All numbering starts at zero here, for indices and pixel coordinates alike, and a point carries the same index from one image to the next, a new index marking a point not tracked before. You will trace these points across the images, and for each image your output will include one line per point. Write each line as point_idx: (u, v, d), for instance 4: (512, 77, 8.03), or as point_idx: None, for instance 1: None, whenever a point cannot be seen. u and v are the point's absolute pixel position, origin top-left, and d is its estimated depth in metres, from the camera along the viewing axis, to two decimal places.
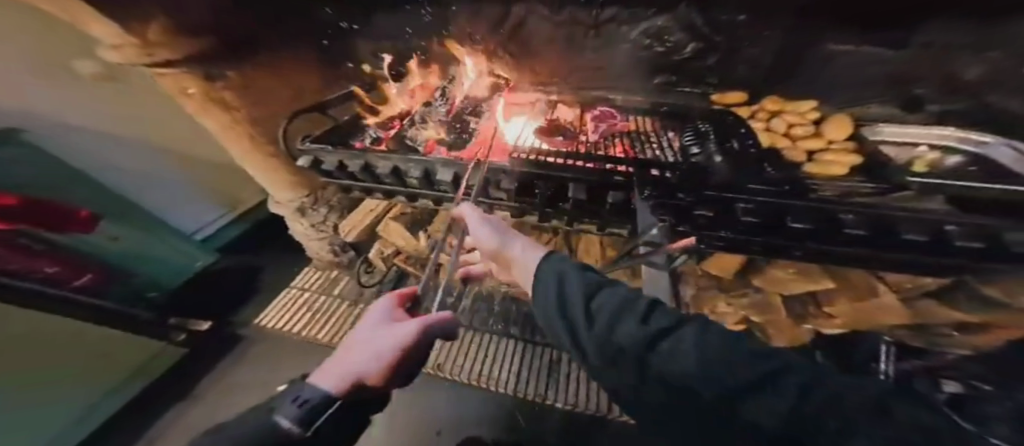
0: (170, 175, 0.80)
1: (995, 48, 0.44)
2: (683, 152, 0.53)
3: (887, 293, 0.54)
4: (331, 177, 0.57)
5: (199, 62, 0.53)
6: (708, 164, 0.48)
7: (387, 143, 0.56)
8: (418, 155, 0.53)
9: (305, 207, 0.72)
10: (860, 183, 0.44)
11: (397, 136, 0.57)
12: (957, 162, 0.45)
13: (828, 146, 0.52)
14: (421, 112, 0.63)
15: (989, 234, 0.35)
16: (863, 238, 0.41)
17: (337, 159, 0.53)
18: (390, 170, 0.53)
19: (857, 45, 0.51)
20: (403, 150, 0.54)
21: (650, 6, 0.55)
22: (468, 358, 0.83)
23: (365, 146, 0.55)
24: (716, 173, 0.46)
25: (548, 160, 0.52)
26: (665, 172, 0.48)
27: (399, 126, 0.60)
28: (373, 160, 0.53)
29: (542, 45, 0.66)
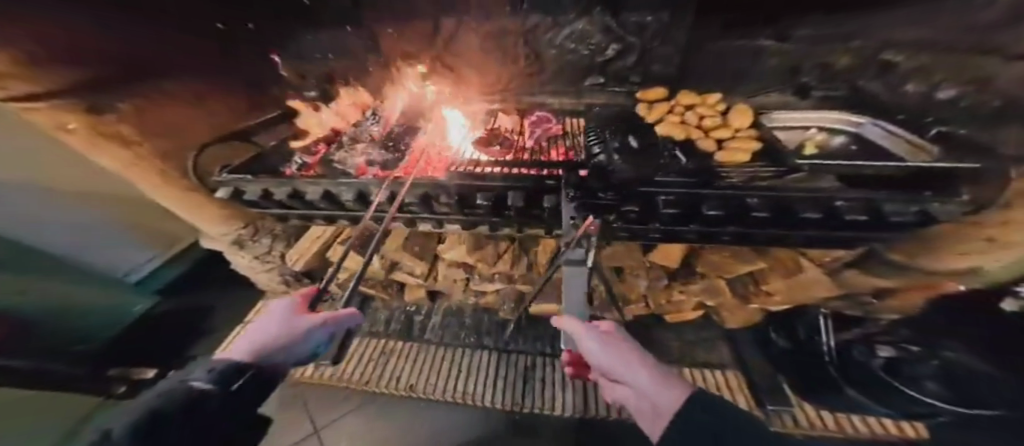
0: (89, 219, 0.49)
1: (857, 37, 0.47)
2: (586, 151, 0.55)
3: (813, 267, 0.57)
4: (259, 208, 0.57)
5: (83, 93, 0.40)
6: (602, 164, 0.51)
7: (315, 168, 0.54)
8: (349, 177, 0.52)
9: (244, 239, 0.68)
10: (761, 167, 0.47)
11: (324, 160, 0.56)
12: (841, 141, 0.54)
13: (732, 135, 0.55)
14: (349, 133, 0.64)
15: (874, 205, 0.39)
16: (771, 217, 0.45)
17: (262, 188, 0.53)
18: (321, 194, 0.53)
19: (750, 39, 0.53)
20: (331, 174, 0.53)
21: (569, 11, 0.55)
22: (441, 376, 0.80)
23: (294, 173, 0.54)
24: (618, 170, 0.49)
25: (482, 170, 0.52)
26: (598, 187, 0.47)
27: (326, 149, 0.59)
28: (301, 186, 0.52)
29: (478, 55, 0.65)
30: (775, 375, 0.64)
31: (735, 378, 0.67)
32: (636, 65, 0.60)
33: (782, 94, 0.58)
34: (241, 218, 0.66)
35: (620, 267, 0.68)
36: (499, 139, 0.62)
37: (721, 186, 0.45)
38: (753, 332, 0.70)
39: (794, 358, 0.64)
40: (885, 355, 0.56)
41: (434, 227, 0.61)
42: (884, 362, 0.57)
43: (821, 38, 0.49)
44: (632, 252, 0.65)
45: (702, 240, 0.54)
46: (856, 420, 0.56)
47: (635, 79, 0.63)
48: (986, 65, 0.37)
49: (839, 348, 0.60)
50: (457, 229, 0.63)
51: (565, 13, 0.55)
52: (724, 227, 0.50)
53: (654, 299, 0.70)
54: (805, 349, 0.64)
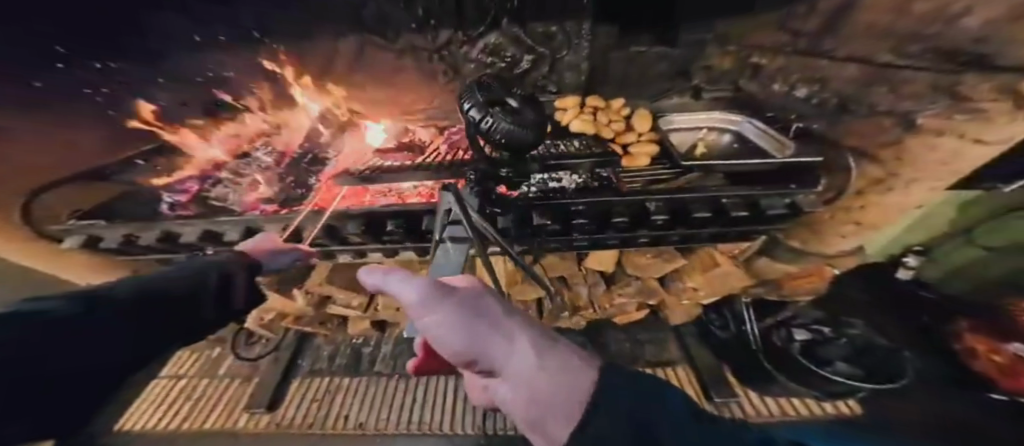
0: None
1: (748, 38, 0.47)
2: (472, 123, 0.45)
3: (726, 260, 0.62)
4: (128, 253, 0.62)
5: None
6: (474, 120, 0.44)
7: (190, 207, 0.58)
8: (233, 216, 0.57)
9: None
10: (661, 169, 0.53)
11: (200, 196, 0.59)
12: (727, 140, 0.60)
13: (636, 138, 0.61)
14: (236, 164, 0.57)
15: (752, 201, 0.52)
16: (671, 217, 0.54)
17: (123, 232, 0.57)
18: (200, 233, 0.59)
19: (649, 44, 0.51)
20: (208, 213, 0.58)
21: (477, 23, 0.50)
22: (392, 409, 0.61)
23: (166, 214, 0.57)
24: (516, 133, 0.43)
25: (376, 178, 0.51)
26: (500, 169, 0.50)
27: (198, 184, 0.58)
28: (173, 226, 0.58)
29: (387, 76, 0.55)
30: (721, 365, 0.62)
31: (687, 374, 0.63)
32: (550, 74, 0.58)
33: (682, 96, 0.58)
34: (128, 265, 0.64)
35: (561, 277, 0.64)
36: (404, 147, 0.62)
37: (629, 190, 0.51)
38: (696, 325, 0.68)
39: (722, 347, 0.64)
40: (802, 338, 0.61)
41: (352, 256, 0.60)
42: (803, 344, 0.60)
43: (699, 43, 0.50)
44: (566, 260, 0.62)
45: (621, 244, 0.59)
46: (796, 402, 0.56)
47: (552, 89, 0.60)
48: (825, 69, 0.44)
49: (762, 334, 0.63)
50: (379, 256, 0.62)
51: (473, 24, 0.50)
52: (634, 232, 0.56)
53: (598, 304, 0.67)
54: (738, 339, 0.64)
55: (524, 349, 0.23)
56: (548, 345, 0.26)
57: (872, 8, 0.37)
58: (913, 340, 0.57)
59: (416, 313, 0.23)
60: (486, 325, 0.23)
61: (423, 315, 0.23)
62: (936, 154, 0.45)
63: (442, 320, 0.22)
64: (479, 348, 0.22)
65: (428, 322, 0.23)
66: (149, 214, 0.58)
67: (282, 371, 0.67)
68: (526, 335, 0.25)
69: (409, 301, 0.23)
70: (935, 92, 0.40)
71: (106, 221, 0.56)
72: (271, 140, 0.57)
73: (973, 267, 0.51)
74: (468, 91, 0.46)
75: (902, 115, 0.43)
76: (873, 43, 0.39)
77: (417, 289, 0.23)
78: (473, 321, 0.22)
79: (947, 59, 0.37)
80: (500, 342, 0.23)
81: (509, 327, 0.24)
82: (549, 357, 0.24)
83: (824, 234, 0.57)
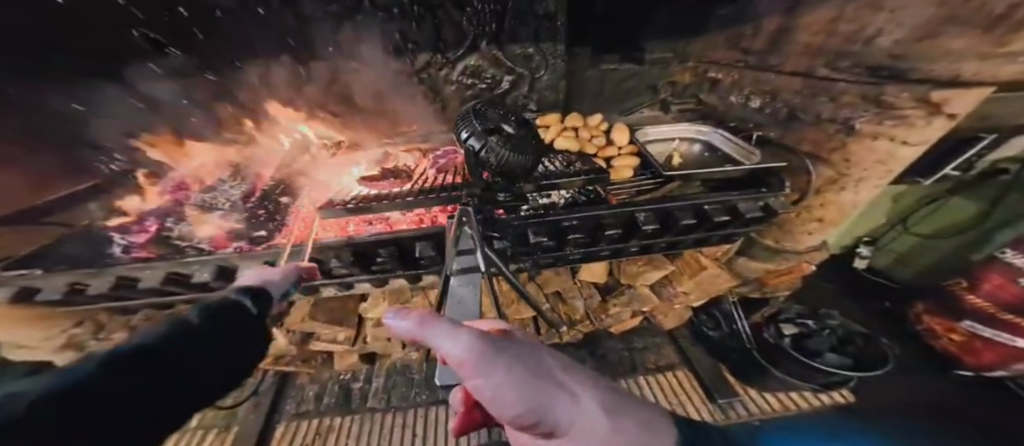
0: None
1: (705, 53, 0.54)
2: (467, 152, 0.46)
3: (713, 263, 0.63)
4: (68, 306, 0.48)
5: None
6: (473, 149, 0.45)
7: (149, 248, 0.49)
8: (202, 254, 0.48)
9: (81, 341, 0.53)
10: (643, 181, 0.54)
11: (160, 238, 0.51)
12: (698, 149, 0.59)
13: (618, 152, 0.59)
14: (201, 198, 0.54)
15: (732, 208, 0.52)
16: (661, 227, 0.52)
17: (67, 281, 0.46)
18: (161, 280, 0.47)
19: (618, 62, 0.58)
20: (172, 254, 0.48)
21: (455, 46, 0.53)
22: None
23: (116, 258, 0.48)
24: (513, 154, 0.44)
25: (369, 204, 0.47)
26: (497, 194, 0.47)
27: (161, 224, 0.52)
28: (129, 271, 0.47)
29: (369, 101, 0.58)
30: (713, 362, 0.64)
31: (687, 377, 0.64)
32: (530, 93, 0.60)
33: (652, 109, 0.63)
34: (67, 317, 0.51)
35: (555, 291, 0.64)
36: (388, 173, 0.58)
37: (615, 203, 0.51)
38: (690, 328, 0.69)
39: (714, 347, 0.66)
40: (790, 332, 0.64)
41: (340, 289, 0.55)
42: (791, 340, 0.63)
43: (662, 59, 0.56)
44: (561, 275, 0.63)
45: (613, 255, 0.56)
46: (795, 396, 0.59)
47: (533, 107, 0.61)
48: (773, 81, 0.52)
49: (752, 331, 0.66)
50: (368, 287, 0.57)
51: (454, 48, 0.54)
52: (627, 244, 0.54)
53: (593, 316, 0.67)
54: (732, 337, 0.67)
55: (594, 409, 0.14)
56: (615, 395, 0.15)
57: (807, 28, 0.46)
58: (888, 326, 0.63)
59: (471, 378, 0.14)
60: (554, 381, 0.14)
61: (483, 386, 0.13)
62: (877, 155, 0.50)
63: (505, 390, 0.13)
64: (549, 413, 0.13)
65: (485, 392, 0.13)
66: (89, 257, 0.48)
67: (263, 419, 0.62)
68: (589, 377, 0.16)
69: (459, 366, 0.13)
70: (865, 102, 0.47)
71: (43, 270, 0.45)
72: (234, 170, 0.57)
73: (917, 254, 0.58)
74: (467, 121, 0.48)
75: (844, 122, 0.49)
76: (808, 59, 0.48)
77: (475, 353, 0.13)
78: (546, 376, 0.14)
79: (872, 72, 0.44)
80: (573, 404, 0.14)
81: (576, 382, 0.15)
82: (616, 406, 0.14)
83: (795, 232, 0.61)
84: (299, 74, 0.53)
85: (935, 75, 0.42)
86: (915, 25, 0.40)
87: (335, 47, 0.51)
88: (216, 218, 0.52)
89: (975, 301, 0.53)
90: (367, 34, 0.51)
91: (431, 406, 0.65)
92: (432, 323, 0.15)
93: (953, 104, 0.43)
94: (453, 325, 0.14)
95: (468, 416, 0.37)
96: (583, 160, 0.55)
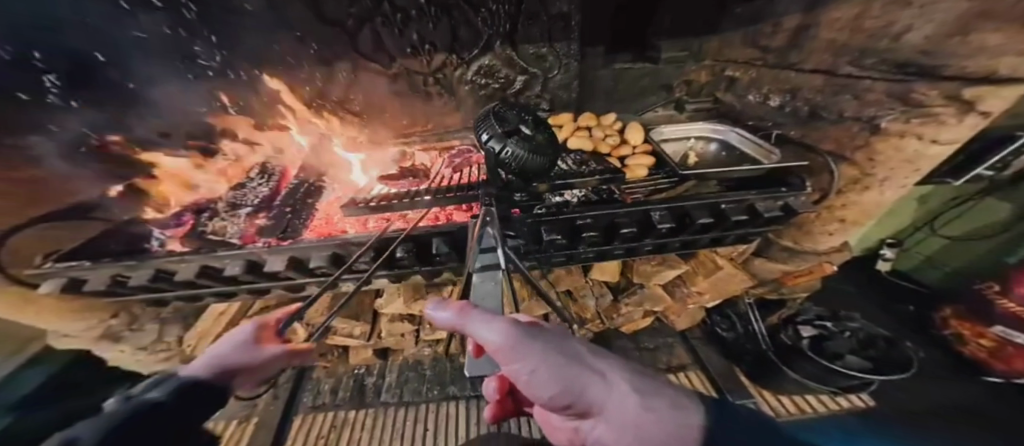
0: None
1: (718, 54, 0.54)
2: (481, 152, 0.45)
3: (728, 263, 0.62)
4: (110, 295, 0.52)
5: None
6: (494, 152, 0.44)
7: (183, 242, 0.51)
8: (231, 249, 0.50)
9: (116, 332, 0.58)
10: (657, 180, 0.53)
11: (193, 231, 0.53)
12: (713, 147, 0.60)
13: (632, 151, 0.58)
14: (230, 196, 0.57)
15: (749, 207, 0.52)
16: (676, 227, 0.52)
17: (110, 272, 0.49)
18: (196, 272, 0.50)
19: (632, 60, 0.58)
20: (205, 248, 0.50)
21: (470, 46, 0.54)
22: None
23: (154, 251, 0.51)
24: (523, 154, 0.43)
25: (388, 202, 0.47)
26: (514, 194, 0.47)
27: (195, 219, 0.55)
28: (164, 264, 0.50)
29: (385, 101, 0.59)
30: (731, 367, 0.64)
31: (699, 378, 0.64)
32: (543, 93, 0.60)
33: (666, 109, 0.63)
34: (108, 308, 0.56)
35: (567, 289, 0.65)
36: (406, 172, 0.60)
37: (630, 202, 0.50)
38: (703, 328, 0.70)
39: (728, 348, 0.67)
40: (809, 334, 0.64)
41: (358, 284, 0.56)
42: (811, 341, 0.63)
43: (676, 59, 0.56)
44: (573, 273, 0.63)
45: (627, 254, 0.56)
46: (810, 399, 0.58)
47: (545, 106, 0.62)
48: (793, 79, 0.51)
49: (769, 333, 0.65)
50: (385, 283, 0.58)
51: (468, 48, 0.54)
52: (641, 244, 0.54)
53: (604, 315, 0.67)
54: (745, 338, 0.67)
55: (626, 390, 0.13)
56: (645, 379, 0.14)
57: (829, 26, 0.44)
58: (914, 334, 0.61)
59: (508, 363, 0.15)
60: (582, 363, 0.14)
61: (519, 368, 0.14)
62: (903, 154, 0.49)
63: (538, 372, 0.14)
64: (580, 395, 0.13)
65: (522, 375, 0.15)
66: (123, 251, 0.50)
67: (282, 409, 0.64)
68: (616, 362, 0.15)
69: (498, 352, 0.15)
70: (891, 100, 0.45)
71: (92, 261, 0.48)
72: (267, 168, 0.61)
73: (945, 257, 0.55)
74: (486, 122, 0.47)
75: (867, 121, 0.48)
76: (830, 57, 0.47)
77: (510, 339, 0.14)
78: (575, 359, 0.14)
79: (898, 69, 0.43)
80: (604, 385, 0.13)
81: (605, 365, 0.15)
82: (651, 389, 0.13)
83: (815, 233, 0.60)
84: (319, 75, 0.55)
85: (967, 72, 0.40)
86: (944, 21, 0.38)
87: (354, 49, 0.52)
88: (243, 215, 0.55)
89: (1010, 307, 0.50)
90: (384, 34, 0.52)
91: (441, 401, 0.66)
92: (471, 313, 0.16)
93: (986, 102, 0.41)
94: (491, 315, 0.16)
95: (501, 404, 0.40)
96: (596, 159, 0.56)
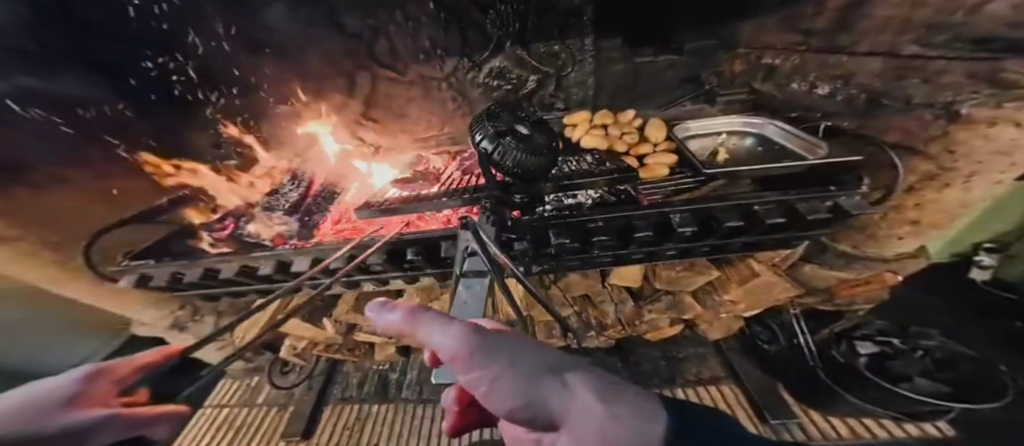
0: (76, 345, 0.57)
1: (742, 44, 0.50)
2: (483, 158, 0.44)
3: (768, 271, 0.56)
4: (170, 290, 0.59)
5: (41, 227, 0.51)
6: (486, 152, 0.44)
7: (226, 244, 0.57)
8: (269, 249, 0.54)
9: (183, 322, 0.63)
10: (683, 180, 0.49)
11: (233, 234, 0.58)
12: (747, 143, 0.57)
13: (654, 149, 0.58)
14: (264, 202, 0.60)
15: (788, 209, 0.46)
16: (701, 230, 0.47)
17: (171, 270, 0.56)
18: (236, 271, 0.55)
19: (653, 55, 0.52)
20: (245, 249, 0.55)
21: (482, 48, 0.54)
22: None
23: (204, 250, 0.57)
24: (532, 155, 0.43)
25: (397, 205, 0.50)
26: (514, 195, 0.48)
27: (234, 223, 0.59)
28: (212, 263, 0.55)
29: (401, 107, 0.60)
30: (773, 383, 0.57)
31: (734, 394, 0.58)
32: (557, 92, 0.59)
33: (694, 102, 0.57)
34: (174, 300, 0.61)
35: (585, 294, 0.61)
36: (418, 176, 0.61)
37: (647, 204, 0.47)
38: (741, 340, 0.62)
39: (770, 363, 0.59)
40: (868, 352, 0.55)
41: (376, 284, 0.57)
42: (870, 359, 0.55)
43: (702, 48, 0.50)
44: (589, 279, 0.59)
45: (648, 258, 0.53)
46: (869, 424, 0.51)
47: (560, 106, 0.61)
48: (845, 64, 0.44)
49: (818, 348, 0.57)
50: (402, 284, 0.59)
51: (479, 51, 0.54)
52: (662, 247, 0.50)
53: (626, 322, 0.63)
54: (793, 352, 0.58)
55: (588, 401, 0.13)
56: (604, 391, 0.14)
57: (885, 2, 0.37)
58: (1013, 356, 0.51)
59: (462, 374, 0.13)
60: (547, 372, 0.13)
61: (479, 379, 0.12)
62: (995, 145, 0.42)
63: (506, 384, 0.12)
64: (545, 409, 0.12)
65: (480, 387, 0.12)
66: (181, 251, 0.57)
67: (313, 400, 0.67)
68: (577, 374, 0.15)
69: (457, 357, 0.13)
70: (973, 81, 0.38)
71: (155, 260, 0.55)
72: (295, 173, 0.63)
73: None
74: (479, 123, 0.46)
75: (943, 107, 0.41)
76: (888, 37, 0.39)
77: (475, 343, 0.12)
78: (542, 367, 0.13)
79: (978, 47, 0.37)
80: (569, 395, 0.12)
81: (569, 377, 0.14)
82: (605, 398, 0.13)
83: (881, 236, 0.53)
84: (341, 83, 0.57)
85: None
86: None
87: (370, 58, 0.54)
88: (273, 219, 0.59)
89: None
90: (398, 43, 0.53)
91: None
92: (423, 314, 0.15)
93: None
94: (445, 318, 0.14)
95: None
96: (613, 160, 0.56)
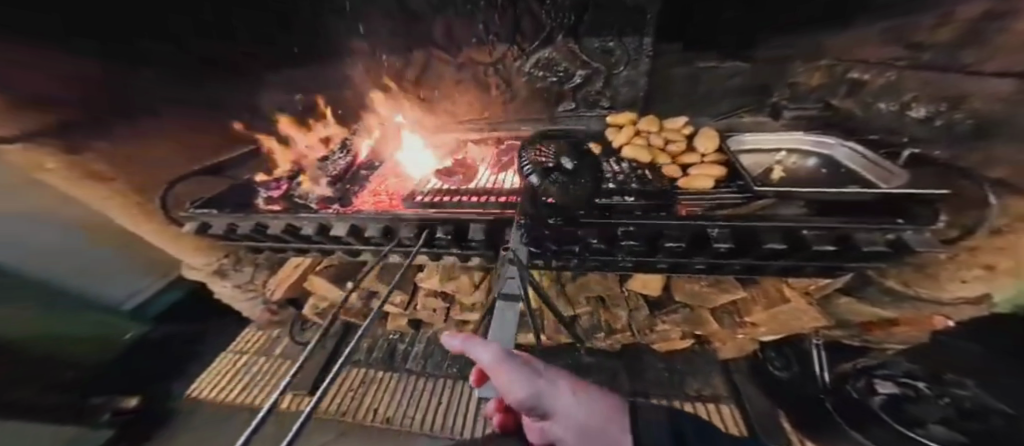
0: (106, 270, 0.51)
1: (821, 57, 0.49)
2: (525, 182, 0.49)
3: (799, 299, 0.53)
4: (227, 240, 0.58)
5: None
6: (532, 184, 0.49)
7: (280, 202, 0.54)
8: (309, 211, 0.52)
9: (224, 269, 0.62)
10: (725, 194, 0.49)
11: (286, 196, 0.55)
12: (813, 164, 0.54)
13: (700, 160, 0.55)
14: (315, 167, 0.59)
15: (840, 236, 0.42)
16: (737, 248, 0.45)
17: (227, 222, 0.54)
18: (283, 229, 0.52)
19: (719, 60, 0.54)
20: (295, 208, 0.53)
21: (533, 38, 0.55)
22: (420, 409, 0.61)
23: (257, 206, 0.54)
24: (576, 182, 0.48)
25: (444, 199, 0.50)
26: (546, 218, 0.45)
27: (290, 185, 0.58)
28: (263, 219, 0.53)
29: (447, 85, 0.64)
30: (774, 409, 0.56)
31: (732, 414, 0.57)
32: (604, 90, 0.58)
33: (756, 114, 0.59)
34: (221, 249, 0.60)
35: (599, 296, 0.61)
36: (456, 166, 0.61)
37: (684, 215, 0.45)
38: (750, 362, 0.61)
39: (777, 388, 0.57)
40: (886, 393, 0.50)
41: (400, 257, 0.57)
42: (886, 400, 0.49)
43: (776, 58, 0.52)
44: (608, 279, 0.59)
45: (672, 268, 0.52)
46: None
47: (605, 104, 0.60)
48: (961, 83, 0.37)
49: (832, 383, 0.54)
50: (424, 259, 0.59)
51: (531, 39, 0.55)
52: (695, 260, 0.48)
53: (637, 329, 0.62)
54: (805, 381, 0.56)
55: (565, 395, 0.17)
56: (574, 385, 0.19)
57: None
58: None
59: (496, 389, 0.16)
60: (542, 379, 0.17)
61: (514, 387, 0.15)
62: None
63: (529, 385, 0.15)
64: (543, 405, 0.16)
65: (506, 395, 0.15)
66: (243, 204, 0.55)
67: (324, 357, 0.68)
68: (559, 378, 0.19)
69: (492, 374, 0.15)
70: None
71: (218, 209, 0.53)
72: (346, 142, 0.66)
73: None
74: (527, 152, 0.55)
75: None
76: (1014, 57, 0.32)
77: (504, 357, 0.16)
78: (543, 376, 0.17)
79: None
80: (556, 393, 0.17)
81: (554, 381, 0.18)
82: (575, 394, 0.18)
83: (940, 278, 0.44)
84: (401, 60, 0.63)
85: None
86: None
87: (430, 37, 0.59)
88: (319, 185, 0.56)
89: None
90: (456, 24, 0.56)
91: (458, 380, 0.65)
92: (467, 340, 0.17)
93: None
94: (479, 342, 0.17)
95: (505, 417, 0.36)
96: (653, 173, 0.53)
